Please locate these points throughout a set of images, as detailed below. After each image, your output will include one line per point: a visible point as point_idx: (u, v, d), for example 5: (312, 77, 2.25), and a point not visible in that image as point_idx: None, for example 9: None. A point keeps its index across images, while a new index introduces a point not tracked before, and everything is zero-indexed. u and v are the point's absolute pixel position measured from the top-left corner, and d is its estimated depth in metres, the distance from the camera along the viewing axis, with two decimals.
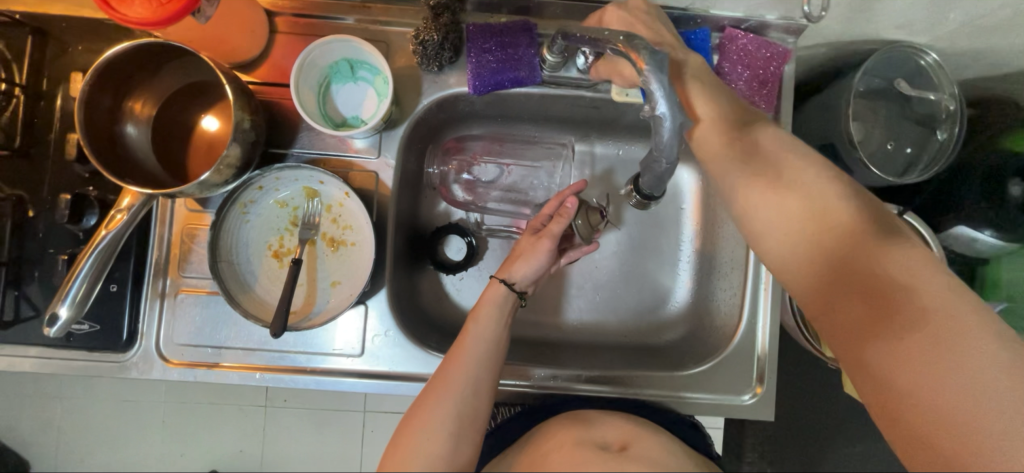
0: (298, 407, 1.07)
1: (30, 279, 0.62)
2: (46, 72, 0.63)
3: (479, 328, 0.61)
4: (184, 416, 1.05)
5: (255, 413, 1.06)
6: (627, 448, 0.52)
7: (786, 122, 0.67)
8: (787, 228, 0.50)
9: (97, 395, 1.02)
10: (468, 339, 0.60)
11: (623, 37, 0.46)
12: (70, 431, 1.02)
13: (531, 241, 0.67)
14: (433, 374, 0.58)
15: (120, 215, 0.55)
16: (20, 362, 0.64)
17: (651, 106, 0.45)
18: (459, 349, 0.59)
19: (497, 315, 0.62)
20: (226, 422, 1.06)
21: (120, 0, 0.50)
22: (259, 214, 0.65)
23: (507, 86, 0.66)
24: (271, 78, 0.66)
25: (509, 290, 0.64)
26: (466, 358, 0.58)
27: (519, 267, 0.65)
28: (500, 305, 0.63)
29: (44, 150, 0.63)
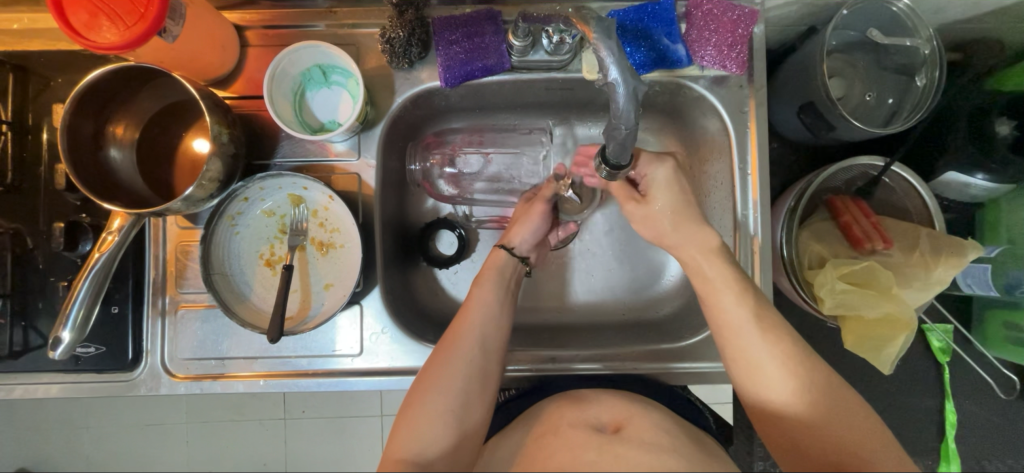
0: (316, 416, 1.08)
1: (36, 310, 0.64)
2: (30, 106, 0.65)
3: (482, 293, 0.63)
4: (203, 433, 1.07)
5: (274, 425, 1.08)
6: (621, 430, 0.53)
7: (760, 83, 0.67)
8: (751, 361, 0.54)
9: (119, 420, 1.05)
10: (473, 302, 0.62)
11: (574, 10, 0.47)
12: (98, 455, 1.06)
13: (526, 207, 0.72)
14: (442, 339, 0.60)
15: (111, 237, 0.56)
16: (36, 389, 0.66)
17: (604, 74, 0.45)
18: (468, 311, 0.62)
19: (498, 279, 0.65)
20: (245, 436, 1.08)
21: (89, 28, 0.51)
22: (248, 224, 0.66)
23: (477, 75, 0.67)
24: (247, 91, 0.67)
25: (510, 255, 0.68)
26: (473, 321, 0.60)
27: (518, 232, 0.69)
28: (501, 270, 0.66)
29: (36, 183, 0.65)
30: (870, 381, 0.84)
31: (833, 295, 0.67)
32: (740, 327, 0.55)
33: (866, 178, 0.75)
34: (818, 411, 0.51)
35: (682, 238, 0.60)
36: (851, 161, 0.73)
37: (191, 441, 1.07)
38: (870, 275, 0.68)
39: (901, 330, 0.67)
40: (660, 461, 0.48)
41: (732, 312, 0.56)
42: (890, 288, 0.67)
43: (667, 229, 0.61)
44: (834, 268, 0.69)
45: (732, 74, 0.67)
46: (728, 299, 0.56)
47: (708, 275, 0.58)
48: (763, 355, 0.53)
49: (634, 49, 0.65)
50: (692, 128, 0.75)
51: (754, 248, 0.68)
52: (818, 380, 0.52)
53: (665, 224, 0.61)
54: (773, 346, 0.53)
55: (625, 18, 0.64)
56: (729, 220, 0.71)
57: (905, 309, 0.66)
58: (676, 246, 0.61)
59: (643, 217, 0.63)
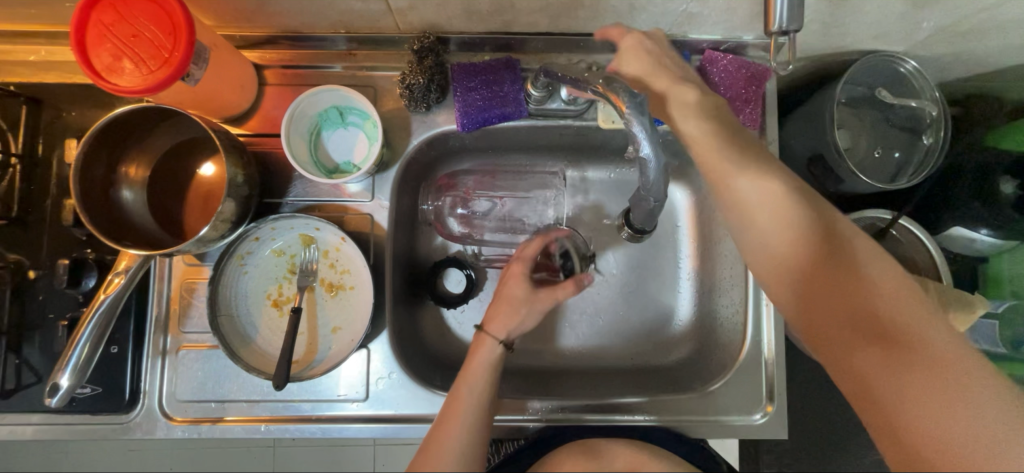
0: (307, 445, 1.05)
1: (31, 346, 0.62)
2: (41, 138, 0.64)
3: (470, 392, 0.58)
4: (189, 463, 1.03)
5: (264, 454, 1.05)
6: None
7: (772, 136, 0.68)
8: (746, 217, 0.50)
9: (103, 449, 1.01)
10: (460, 402, 0.58)
11: (602, 81, 0.51)
12: None
13: (525, 295, 0.63)
14: (422, 447, 0.55)
15: (117, 279, 0.55)
16: (25, 429, 0.63)
17: (636, 147, 0.50)
18: (450, 415, 0.57)
19: (489, 375, 0.60)
20: (232, 466, 1.04)
21: (111, 70, 0.51)
22: (257, 264, 0.65)
23: (495, 122, 0.67)
24: (263, 129, 0.67)
25: (501, 348, 0.61)
26: (458, 427, 0.56)
27: (513, 322, 0.61)
28: (492, 365, 0.60)
29: (41, 215, 0.64)
30: None
31: None
32: (727, 179, 0.51)
33: (874, 230, 0.75)
34: (871, 305, 0.47)
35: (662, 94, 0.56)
36: (861, 213, 0.74)
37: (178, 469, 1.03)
38: None
39: None
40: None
41: (766, 228, 0.49)
42: None
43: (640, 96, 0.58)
44: None
45: (746, 127, 0.68)
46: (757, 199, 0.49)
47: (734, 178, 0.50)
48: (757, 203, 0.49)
49: None
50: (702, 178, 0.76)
51: None
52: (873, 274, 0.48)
53: (697, 141, 0.53)
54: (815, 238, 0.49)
55: None
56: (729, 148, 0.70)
57: None
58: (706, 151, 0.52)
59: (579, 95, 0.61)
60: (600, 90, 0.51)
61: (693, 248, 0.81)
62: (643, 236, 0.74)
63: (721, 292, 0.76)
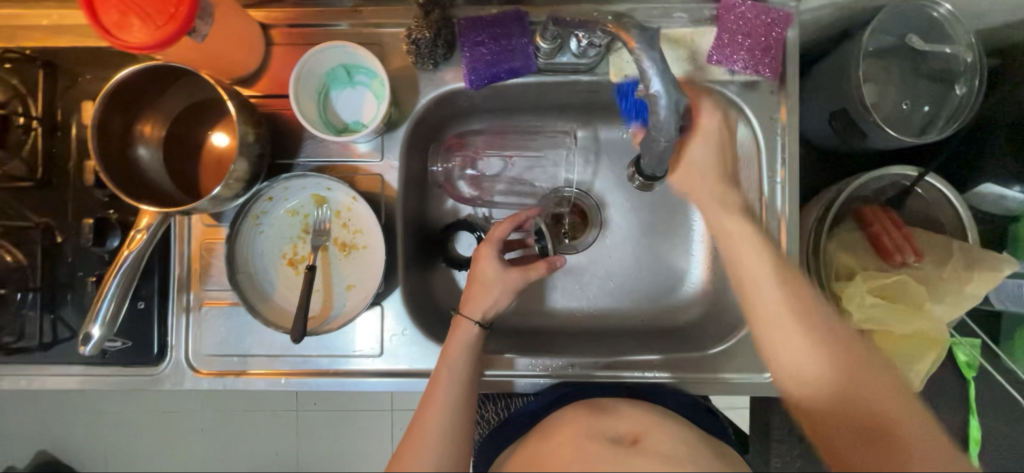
0: (325, 409, 1.11)
1: (64, 303, 0.65)
2: (59, 102, 0.66)
3: (449, 373, 0.61)
4: (215, 426, 1.10)
5: (289, 416, 1.12)
6: (639, 442, 0.54)
7: (793, 88, 0.65)
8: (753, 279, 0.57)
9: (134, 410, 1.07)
10: (441, 383, 0.61)
11: (611, 19, 0.49)
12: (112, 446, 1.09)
13: (496, 275, 0.66)
14: (409, 429, 0.59)
15: (139, 235, 0.57)
16: (61, 381, 0.67)
17: (645, 84, 0.48)
18: (432, 400, 0.60)
19: (466, 354, 0.63)
20: (255, 429, 1.11)
21: (120, 26, 0.51)
22: (272, 224, 0.66)
23: (503, 78, 0.65)
24: (272, 89, 0.67)
25: (479, 328, 0.64)
26: (440, 409, 0.60)
27: (485, 302, 0.65)
28: (469, 345, 0.63)
29: (64, 178, 0.66)
30: None
31: (863, 308, 0.66)
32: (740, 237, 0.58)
33: (898, 188, 0.73)
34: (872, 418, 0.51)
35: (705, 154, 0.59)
36: (885, 169, 0.71)
37: (206, 429, 1.10)
38: (901, 288, 0.67)
39: (931, 348, 0.67)
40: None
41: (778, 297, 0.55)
42: (918, 303, 0.67)
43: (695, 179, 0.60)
44: (864, 280, 0.68)
45: (766, 79, 0.65)
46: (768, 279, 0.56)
47: (752, 263, 0.57)
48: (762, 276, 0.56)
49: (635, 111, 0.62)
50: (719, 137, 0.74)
51: None
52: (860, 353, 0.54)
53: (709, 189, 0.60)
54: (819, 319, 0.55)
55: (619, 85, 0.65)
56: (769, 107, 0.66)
57: (938, 327, 0.66)
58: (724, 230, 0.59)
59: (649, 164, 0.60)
60: (609, 29, 0.49)
61: None
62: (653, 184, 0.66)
63: None
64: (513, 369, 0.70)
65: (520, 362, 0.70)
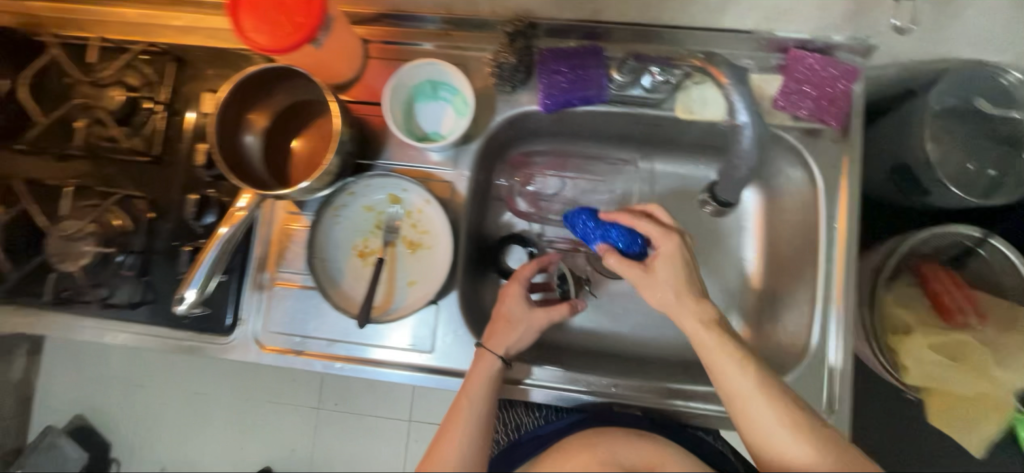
0: (347, 411, 1.22)
1: (158, 269, 0.73)
2: (181, 91, 0.74)
3: (469, 407, 0.62)
4: (250, 412, 1.22)
5: (309, 414, 1.22)
6: None
7: (856, 139, 0.67)
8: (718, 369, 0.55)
9: (176, 387, 1.23)
10: (459, 416, 0.61)
11: (702, 58, 0.62)
12: (153, 420, 1.23)
13: (520, 313, 0.68)
14: (423, 458, 0.59)
15: (239, 212, 0.64)
16: (137, 340, 0.73)
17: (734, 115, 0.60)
18: (448, 433, 0.60)
19: (485, 390, 0.64)
20: (282, 421, 1.22)
21: (252, 29, 0.59)
22: (349, 217, 0.72)
23: (576, 104, 0.70)
24: (364, 97, 0.74)
25: (500, 365, 0.65)
26: (455, 444, 0.59)
27: (511, 338, 0.67)
28: (488, 382, 0.64)
29: (174, 157, 0.73)
30: None
31: (921, 365, 0.68)
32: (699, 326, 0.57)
33: (962, 248, 0.71)
34: None
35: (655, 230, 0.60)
36: (948, 228, 0.68)
37: (233, 417, 1.22)
38: (960, 347, 0.68)
39: (990, 404, 0.70)
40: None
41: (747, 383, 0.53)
42: (982, 363, 0.68)
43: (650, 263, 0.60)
44: (925, 337, 0.69)
45: (828, 128, 0.68)
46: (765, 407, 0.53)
47: (746, 390, 0.53)
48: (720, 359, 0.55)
49: (619, 235, 0.62)
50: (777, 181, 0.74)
51: (833, 319, 0.67)
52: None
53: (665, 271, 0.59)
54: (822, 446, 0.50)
55: (586, 222, 0.66)
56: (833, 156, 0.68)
57: (998, 389, 0.69)
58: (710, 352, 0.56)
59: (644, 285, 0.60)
60: (701, 64, 0.61)
61: (760, 252, 0.77)
62: (725, 211, 0.75)
63: (790, 299, 0.72)
64: (532, 379, 0.72)
65: (542, 372, 0.73)
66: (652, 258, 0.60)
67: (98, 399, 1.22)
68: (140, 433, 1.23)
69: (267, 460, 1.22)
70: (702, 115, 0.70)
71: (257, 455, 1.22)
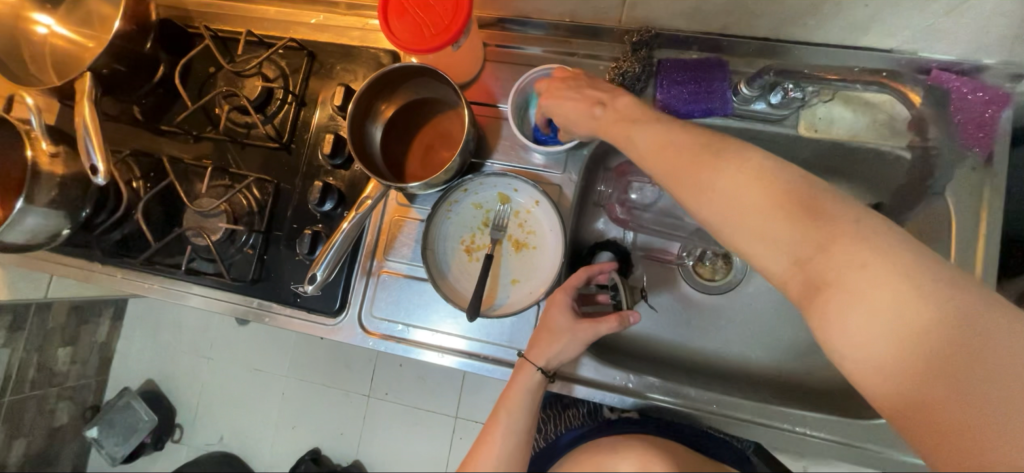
0: (395, 401, 1.25)
1: (276, 248, 0.77)
2: (311, 84, 0.79)
3: (509, 420, 0.64)
4: (308, 392, 1.27)
5: (359, 401, 1.26)
6: None
7: (999, 165, 0.64)
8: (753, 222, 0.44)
9: (242, 360, 1.30)
10: (497, 428, 0.64)
11: (886, 75, 0.61)
12: (217, 391, 1.30)
13: (564, 325, 0.65)
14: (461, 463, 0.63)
15: (368, 200, 0.67)
16: (247, 312, 0.78)
17: (924, 132, 0.64)
18: (486, 442, 0.63)
19: (528, 403, 0.65)
20: (336, 404, 1.26)
21: (400, 29, 0.62)
22: (459, 213, 0.74)
23: (696, 116, 0.70)
24: (479, 98, 0.77)
25: (542, 376, 0.65)
26: (491, 454, 0.62)
27: (553, 348, 0.65)
28: (530, 392, 0.65)
29: (299, 145, 0.78)
30: None
31: None
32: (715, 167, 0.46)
33: None
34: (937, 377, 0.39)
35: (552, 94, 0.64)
36: None
37: (286, 395, 1.28)
38: None
39: None
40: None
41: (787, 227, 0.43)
42: None
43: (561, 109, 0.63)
44: None
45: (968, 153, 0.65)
46: (779, 252, 0.44)
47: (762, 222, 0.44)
48: (756, 201, 0.44)
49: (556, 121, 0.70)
50: (916, 209, 0.68)
51: None
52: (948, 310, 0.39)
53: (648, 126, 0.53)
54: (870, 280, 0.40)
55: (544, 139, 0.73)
56: (971, 182, 0.64)
57: None
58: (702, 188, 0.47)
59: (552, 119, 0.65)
60: (884, 82, 0.61)
61: None
62: None
63: None
64: (577, 375, 0.72)
65: (590, 367, 0.72)
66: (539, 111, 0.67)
67: (168, 367, 1.31)
68: (211, 399, 1.30)
69: (318, 441, 1.26)
70: (826, 133, 0.68)
71: (310, 435, 1.26)
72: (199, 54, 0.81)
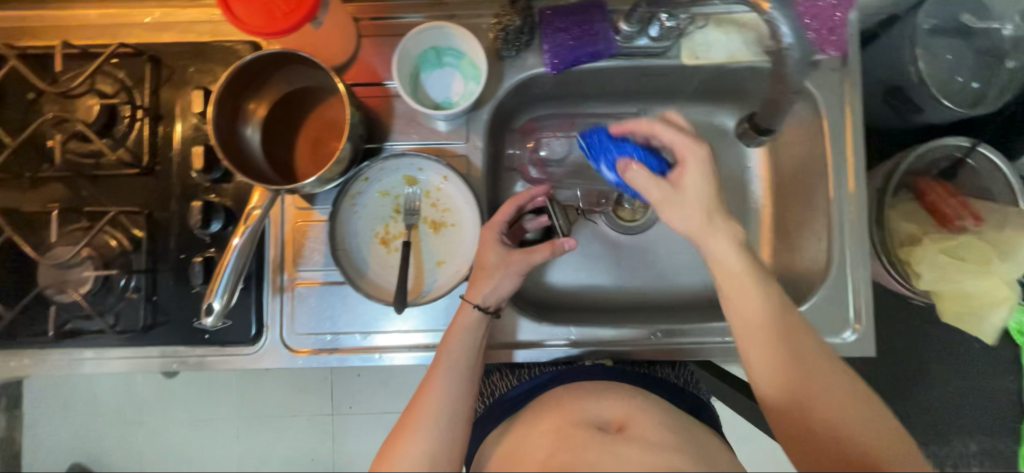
0: (361, 412, 1.19)
1: (166, 285, 0.68)
2: (163, 94, 0.69)
3: (450, 356, 0.60)
4: (261, 430, 1.18)
5: (325, 421, 1.19)
6: (624, 428, 0.56)
7: (854, 63, 0.70)
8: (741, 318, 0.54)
9: (175, 418, 1.16)
10: (439, 367, 0.60)
11: None
12: (158, 454, 1.18)
13: (498, 261, 0.65)
14: (402, 415, 0.57)
15: (256, 210, 0.60)
16: (150, 364, 0.69)
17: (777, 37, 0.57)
18: (429, 383, 0.58)
19: (468, 338, 0.62)
20: (297, 432, 1.19)
21: (241, 9, 0.54)
22: (365, 204, 0.70)
23: (584, 61, 0.70)
24: (361, 78, 0.71)
25: (481, 312, 0.63)
26: (436, 394, 0.57)
27: (489, 285, 0.64)
28: (470, 329, 0.63)
29: (166, 165, 0.69)
30: (937, 355, 0.88)
31: (933, 269, 0.71)
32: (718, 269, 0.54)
33: (951, 159, 0.75)
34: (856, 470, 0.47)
35: (687, 197, 0.55)
36: (940, 141, 0.73)
37: (238, 438, 1.18)
38: (967, 248, 0.72)
39: (1001, 303, 0.72)
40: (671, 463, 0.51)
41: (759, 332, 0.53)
42: (985, 261, 0.71)
43: (689, 218, 0.55)
44: (933, 243, 0.72)
45: (828, 58, 0.70)
46: (757, 352, 0.53)
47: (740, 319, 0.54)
48: (744, 307, 0.53)
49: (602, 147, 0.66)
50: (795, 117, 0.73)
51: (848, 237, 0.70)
52: (887, 434, 0.48)
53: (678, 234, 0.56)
54: (834, 386, 0.50)
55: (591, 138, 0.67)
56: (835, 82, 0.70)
57: (1001, 283, 0.71)
58: (729, 279, 0.54)
59: (664, 204, 0.57)
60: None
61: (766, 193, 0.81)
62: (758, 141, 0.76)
63: (806, 228, 0.74)
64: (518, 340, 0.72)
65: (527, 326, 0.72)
66: (678, 174, 0.57)
67: (90, 445, 1.16)
68: (155, 464, 1.19)
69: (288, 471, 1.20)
70: (707, 59, 0.71)
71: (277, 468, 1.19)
72: (10, 81, 0.67)
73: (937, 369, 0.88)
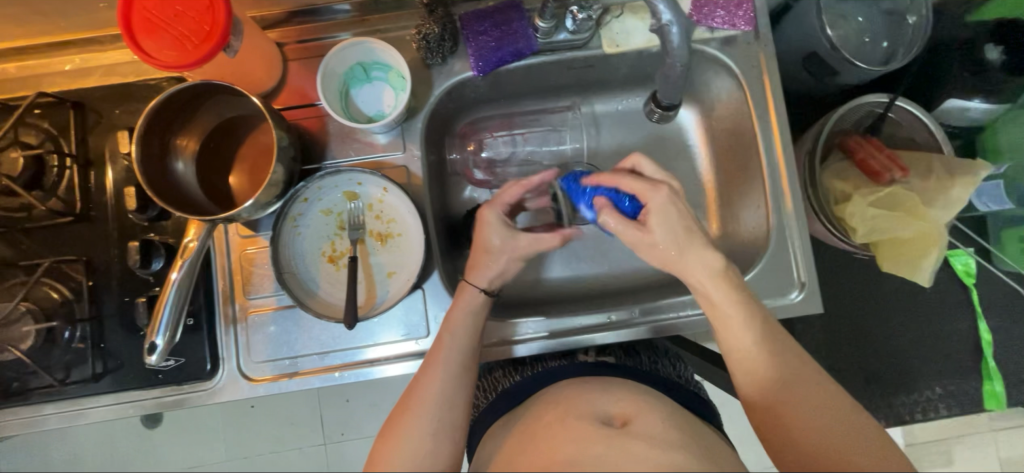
0: (354, 438, 1.15)
1: (113, 331, 0.67)
2: (89, 139, 0.68)
3: (451, 339, 0.61)
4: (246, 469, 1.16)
5: (318, 452, 1.16)
6: (628, 423, 0.53)
7: (766, 34, 0.73)
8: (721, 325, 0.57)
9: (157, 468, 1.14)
10: (441, 349, 0.60)
11: None
12: None
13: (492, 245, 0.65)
14: (402, 396, 0.58)
15: (191, 244, 0.59)
16: (107, 413, 0.67)
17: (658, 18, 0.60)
18: (432, 365, 0.59)
19: (471, 322, 0.63)
20: (285, 465, 1.16)
21: (155, 46, 0.55)
22: (309, 225, 0.70)
23: (508, 61, 0.72)
24: (292, 101, 0.71)
25: (485, 295, 0.64)
26: (437, 377, 0.57)
27: (484, 267, 0.64)
28: (474, 312, 0.63)
29: (101, 210, 0.68)
30: (896, 305, 0.91)
31: (866, 221, 0.74)
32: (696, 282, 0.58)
33: (873, 116, 0.79)
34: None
35: (659, 231, 0.58)
36: (858, 100, 0.77)
37: None
38: (895, 199, 0.74)
39: (930, 246, 0.74)
40: (668, 457, 0.48)
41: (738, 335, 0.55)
42: (916, 207, 0.73)
43: (668, 252, 0.58)
44: (863, 196, 0.75)
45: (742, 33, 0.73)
46: (736, 351, 0.56)
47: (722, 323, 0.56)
48: (724, 311, 0.56)
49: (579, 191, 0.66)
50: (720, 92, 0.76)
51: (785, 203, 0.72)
52: (877, 449, 0.47)
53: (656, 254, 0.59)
54: (818, 408, 0.50)
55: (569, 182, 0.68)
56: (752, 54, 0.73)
57: (936, 227, 0.73)
58: (712, 306, 0.57)
59: (642, 246, 0.59)
60: None
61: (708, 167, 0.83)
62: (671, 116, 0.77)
63: (747, 197, 0.77)
64: (517, 336, 0.72)
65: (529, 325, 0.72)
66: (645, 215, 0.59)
67: None
68: None
69: None
70: (627, 46, 0.73)
71: None
72: None
73: (896, 317, 0.91)
